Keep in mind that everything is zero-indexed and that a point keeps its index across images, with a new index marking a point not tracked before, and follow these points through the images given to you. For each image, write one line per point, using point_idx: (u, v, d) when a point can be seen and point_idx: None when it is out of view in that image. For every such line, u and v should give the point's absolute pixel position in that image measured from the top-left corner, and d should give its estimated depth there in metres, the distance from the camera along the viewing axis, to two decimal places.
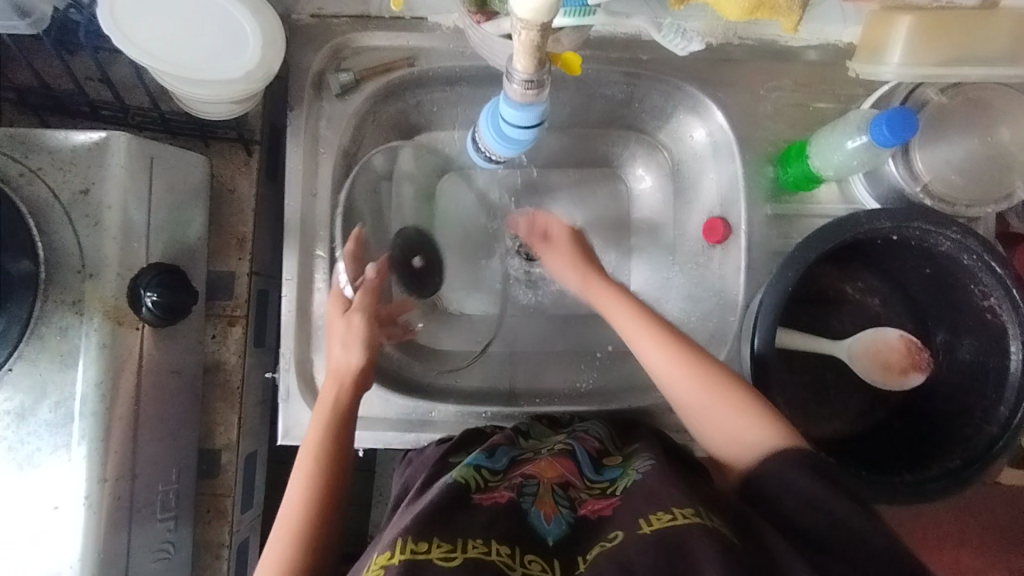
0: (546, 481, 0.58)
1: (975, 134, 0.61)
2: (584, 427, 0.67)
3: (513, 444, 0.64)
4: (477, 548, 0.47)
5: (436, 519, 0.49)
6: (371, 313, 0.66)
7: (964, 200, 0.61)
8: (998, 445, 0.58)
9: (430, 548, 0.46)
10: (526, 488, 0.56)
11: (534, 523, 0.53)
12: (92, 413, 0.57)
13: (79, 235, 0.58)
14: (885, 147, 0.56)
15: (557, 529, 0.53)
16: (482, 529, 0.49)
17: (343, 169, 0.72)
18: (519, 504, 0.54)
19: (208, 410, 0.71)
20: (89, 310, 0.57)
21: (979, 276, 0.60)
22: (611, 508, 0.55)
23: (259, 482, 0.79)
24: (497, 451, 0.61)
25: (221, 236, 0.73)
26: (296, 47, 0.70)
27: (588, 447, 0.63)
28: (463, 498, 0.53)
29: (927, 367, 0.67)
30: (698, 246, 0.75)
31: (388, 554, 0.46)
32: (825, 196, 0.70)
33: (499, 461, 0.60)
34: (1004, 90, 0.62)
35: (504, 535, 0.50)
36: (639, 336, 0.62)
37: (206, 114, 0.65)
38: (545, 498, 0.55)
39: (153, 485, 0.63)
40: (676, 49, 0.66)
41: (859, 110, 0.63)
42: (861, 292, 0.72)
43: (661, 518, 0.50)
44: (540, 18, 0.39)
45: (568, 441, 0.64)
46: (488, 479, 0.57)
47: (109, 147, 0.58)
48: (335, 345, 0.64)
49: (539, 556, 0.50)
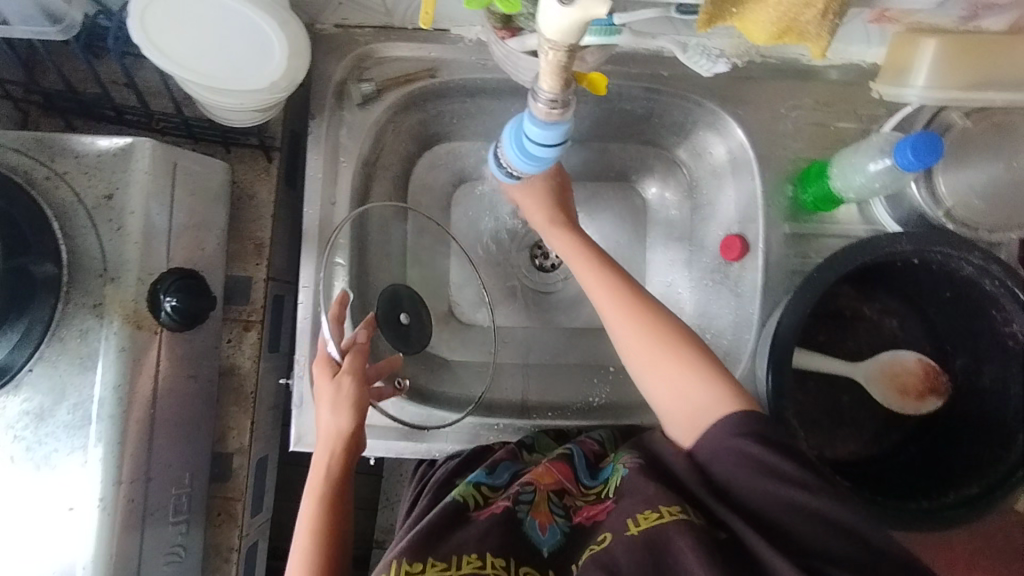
0: (542, 488, 0.59)
1: (1001, 158, 0.60)
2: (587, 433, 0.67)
3: (517, 459, 0.64)
4: (472, 564, 0.49)
5: (432, 538, 0.51)
6: (362, 376, 0.60)
7: (987, 224, 0.61)
8: (1017, 473, 0.58)
9: (425, 568, 0.48)
10: (523, 496, 0.57)
11: (529, 535, 0.54)
12: (109, 416, 0.57)
13: (102, 239, 0.59)
14: (909, 171, 0.55)
15: (551, 538, 0.55)
16: (476, 544, 0.51)
17: (362, 177, 0.72)
18: (514, 513, 0.55)
19: (222, 413, 0.72)
20: (109, 313, 0.58)
21: (1001, 302, 0.59)
22: (604, 512, 0.55)
23: (269, 486, 0.80)
24: (499, 467, 0.62)
25: (239, 241, 0.73)
26: (319, 55, 0.70)
27: (585, 450, 0.63)
28: (461, 516, 0.55)
29: (945, 391, 0.67)
30: (714, 262, 0.74)
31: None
32: (844, 216, 0.70)
33: (500, 475, 0.61)
34: None
35: (498, 548, 0.51)
36: (606, 299, 0.62)
37: (229, 122, 0.65)
38: (540, 506, 0.57)
39: (166, 488, 0.64)
40: (700, 70, 0.64)
41: (881, 132, 0.62)
42: (879, 313, 0.71)
43: (649, 516, 0.50)
44: (569, 41, 0.39)
45: (567, 445, 0.64)
46: (487, 494, 0.59)
47: (134, 153, 0.59)
48: (320, 407, 0.59)
49: (533, 568, 0.52)
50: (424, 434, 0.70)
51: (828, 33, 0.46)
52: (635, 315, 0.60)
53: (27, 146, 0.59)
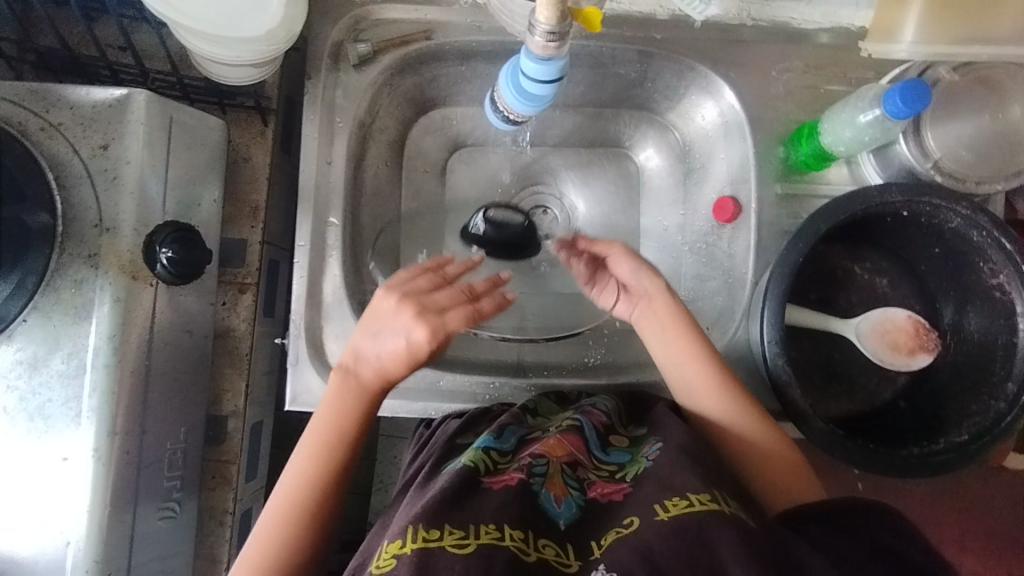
0: (556, 461, 0.58)
1: (987, 112, 0.61)
2: (591, 401, 0.67)
3: (521, 423, 0.64)
4: (490, 535, 0.48)
5: (448, 506, 0.50)
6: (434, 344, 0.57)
7: (974, 176, 0.61)
8: (1004, 421, 0.58)
9: (442, 536, 0.47)
10: (537, 468, 0.56)
11: (544, 508, 0.53)
12: (104, 366, 0.57)
13: (97, 191, 0.58)
14: (899, 119, 0.56)
15: (567, 511, 0.54)
16: (494, 516, 0.50)
17: (358, 139, 0.73)
18: (529, 486, 0.55)
19: (217, 376, 0.72)
20: (104, 264, 0.58)
21: (988, 254, 0.60)
22: (622, 493, 0.56)
23: (263, 452, 0.79)
24: (505, 431, 0.62)
25: (235, 203, 0.73)
26: (316, 17, 0.71)
27: (594, 422, 0.63)
28: (474, 483, 0.54)
29: (935, 348, 0.67)
30: (708, 225, 0.75)
31: (399, 542, 0.47)
32: (835, 176, 0.71)
33: (507, 440, 0.61)
34: (1015, 69, 0.62)
35: (517, 520, 0.50)
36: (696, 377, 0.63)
37: (225, 80, 0.65)
38: (555, 480, 0.56)
39: (161, 445, 0.63)
40: (696, 16, 0.71)
41: (870, 87, 0.63)
42: (869, 273, 0.72)
43: (678, 503, 0.51)
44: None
45: (575, 417, 0.64)
46: (497, 461, 0.58)
47: (130, 106, 0.59)
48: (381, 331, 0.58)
49: (553, 541, 0.51)
50: (420, 394, 0.70)
51: None
52: (719, 388, 0.62)
53: (21, 97, 0.59)
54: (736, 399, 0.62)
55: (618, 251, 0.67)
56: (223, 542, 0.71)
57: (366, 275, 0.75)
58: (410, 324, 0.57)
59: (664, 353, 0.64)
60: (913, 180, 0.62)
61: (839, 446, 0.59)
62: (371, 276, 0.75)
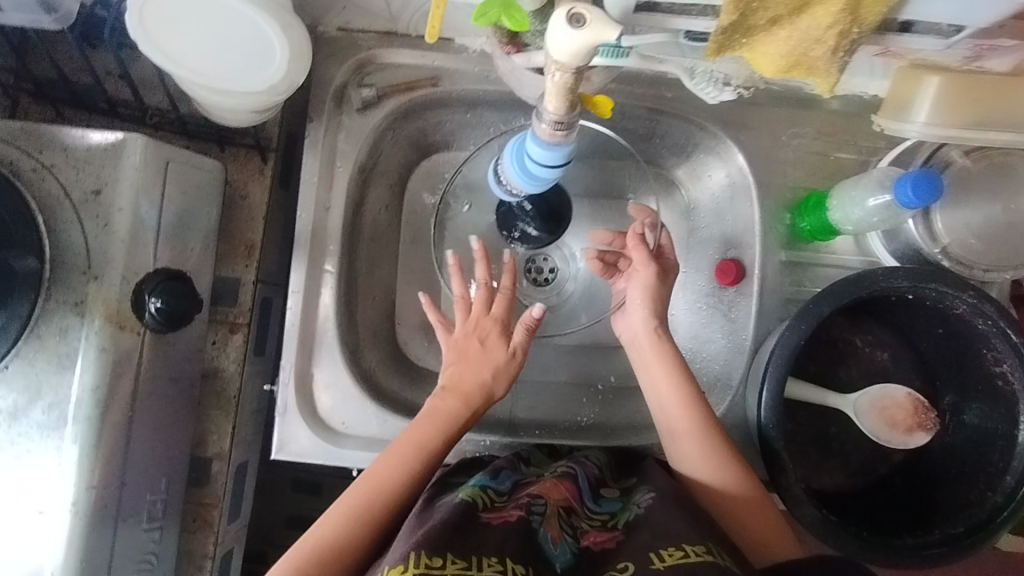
0: (551, 504, 0.57)
1: (998, 199, 0.60)
2: (584, 454, 0.66)
3: (515, 469, 0.63)
4: (493, 567, 0.48)
5: (450, 537, 0.49)
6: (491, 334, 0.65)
7: (982, 263, 0.60)
8: (1000, 516, 0.58)
9: (445, 564, 0.47)
10: (535, 508, 0.56)
11: (542, 546, 0.52)
12: (85, 418, 0.56)
13: (87, 236, 0.57)
14: (909, 208, 0.55)
15: (563, 553, 0.53)
16: (497, 548, 0.49)
17: (358, 183, 0.71)
18: (528, 523, 0.54)
19: (203, 417, 0.70)
20: (91, 312, 0.56)
21: (992, 343, 0.59)
22: (615, 540, 0.55)
23: (247, 491, 0.78)
24: (501, 474, 0.61)
25: (229, 241, 0.72)
26: (321, 58, 0.70)
27: (587, 474, 0.63)
28: (472, 518, 0.53)
29: (934, 428, 0.66)
30: (710, 286, 0.74)
31: (401, 567, 0.46)
32: (841, 246, 0.70)
33: (503, 483, 0.60)
34: None
35: (518, 552, 0.50)
36: (673, 407, 0.62)
37: (225, 121, 0.64)
38: (552, 521, 0.55)
39: (141, 494, 0.62)
40: (706, 96, 0.65)
41: (881, 167, 0.63)
42: (870, 345, 0.71)
43: (673, 554, 0.51)
44: (576, 62, 0.39)
45: (568, 466, 0.64)
46: (494, 500, 0.57)
47: (125, 150, 0.58)
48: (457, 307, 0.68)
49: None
50: None
51: (838, 72, 0.46)
52: (709, 447, 0.61)
53: (14, 136, 0.58)
54: (725, 454, 0.61)
55: (646, 274, 0.65)
56: None
57: (360, 320, 0.73)
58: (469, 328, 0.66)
59: (660, 410, 0.63)
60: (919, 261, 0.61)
61: (831, 533, 0.58)
62: (365, 321, 0.74)
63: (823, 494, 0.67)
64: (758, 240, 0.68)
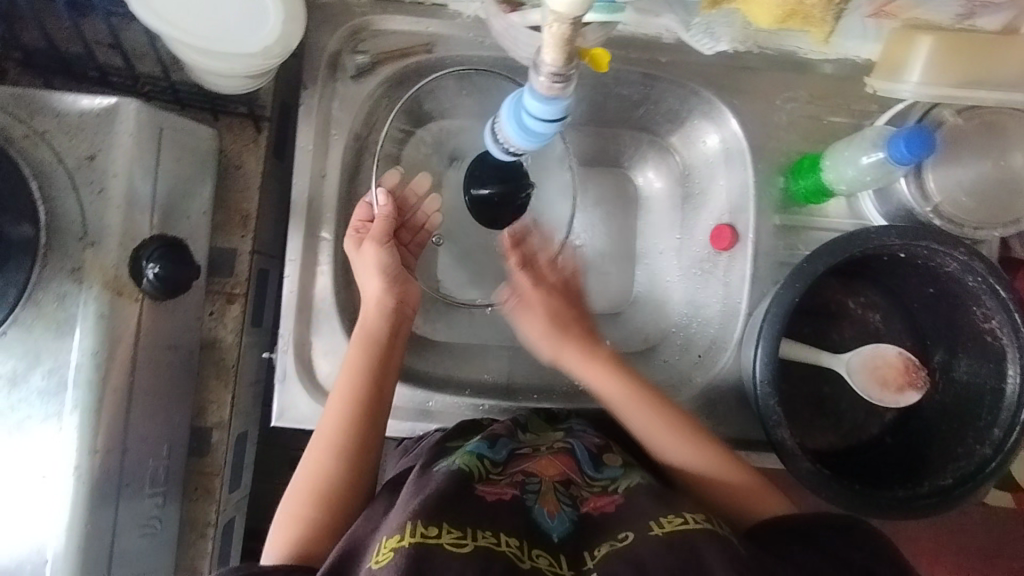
0: (547, 478, 0.59)
1: (990, 156, 0.61)
2: (582, 427, 0.67)
3: (512, 436, 0.63)
4: (487, 539, 0.49)
5: (445, 509, 0.50)
6: (377, 236, 0.68)
7: (972, 222, 0.61)
8: (988, 467, 0.59)
9: (441, 534, 0.48)
10: (529, 486, 0.57)
11: (539, 520, 0.54)
12: (86, 383, 0.56)
13: (82, 202, 0.57)
14: (902, 165, 0.56)
15: (560, 525, 0.54)
16: (492, 522, 0.51)
17: (353, 152, 0.71)
18: (523, 501, 0.55)
19: (202, 387, 0.71)
20: (88, 278, 0.56)
21: (982, 299, 0.60)
22: (614, 505, 0.56)
23: (247, 461, 0.79)
24: (498, 441, 0.61)
25: (225, 212, 0.72)
26: (314, 24, 0.69)
27: (587, 443, 0.64)
28: (470, 489, 0.54)
29: (923, 386, 0.67)
30: (704, 252, 0.74)
31: (398, 536, 0.47)
32: (834, 210, 0.71)
33: (500, 451, 0.60)
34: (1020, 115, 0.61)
35: (512, 528, 0.52)
36: (636, 411, 0.63)
37: (218, 88, 0.64)
38: (548, 495, 0.57)
39: (144, 460, 0.62)
40: (702, 47, 0.66)
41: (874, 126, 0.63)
42: (862, 307, 0.72)
43: (672, 520, 0.52)
44: (572, 17, 0.39)
45: (566, 438, 0.65)
46: (490, 471, 0.58)
47: (118, 116, 0.58)
48: (360, 268, 0.67)
49: (546, 551, 0.51)
50: (409, 413, 0.69)
51: (832, 19, 0.50)
52: (683, 434, 0.62)
53: (4, 102, 0.57)
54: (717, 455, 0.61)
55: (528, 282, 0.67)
56: (204, 555, 0.70)
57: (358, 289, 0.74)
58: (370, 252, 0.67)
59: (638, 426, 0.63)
60: (911, 221, 0.62)
61: (822, 487, 0.59)
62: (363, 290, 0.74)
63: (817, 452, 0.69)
64: (753, 205, 0.69)
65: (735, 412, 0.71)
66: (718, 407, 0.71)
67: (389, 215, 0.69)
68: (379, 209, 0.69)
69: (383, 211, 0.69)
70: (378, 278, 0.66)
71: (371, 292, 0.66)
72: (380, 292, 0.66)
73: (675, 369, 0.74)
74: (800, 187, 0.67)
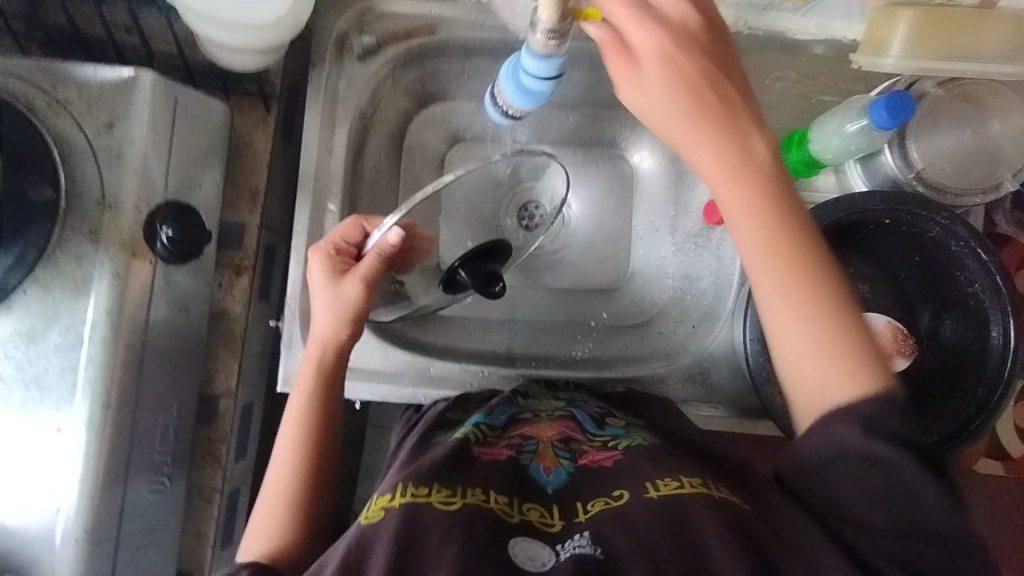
0: (546, 439, 0.60)
1: (969, 126, 0.63)
2: (585, 397, 0.68)
3: (512, 405, 0.66)
4: (476, 496, 0.49)
5: (438, 473, 0.50)
6: (368, 281, 0.61)
7: (954, 188, 0.64)
8: (973, 423, 0.61)
9: (430, 493, 0.47)
10: (526, 446, 0.58)
11: (534, 476, 0.55)
12: (101, 339, 0.58)
13: (101, 168, 0.60)
14: (885, 129, 0.58)
15: (556, 478, 0.55)
16: (483, 482, 0.51)
17: (358, 129, 0.74)
18: (518, 460, 0.56)
19: (211, 356, 0.73)
20: (105, 240, 0.59)
21: (965, 264, 0.63)
22: (613, 459, 0.56)
23: (252, 433, 0.81)
24: (496, 411, 0.64)
25: (235, 187, 0.74)
26: (322, 7, 0.72)
27: (590, 411, 0.65)
28: (464, 452, 0.55)
29: (911, 353, 0.68)
30: (698, 227, 0.76)
31: (387, 497, 0.48)
32: (822, 184, 0.72)
33: (499, 418, 0.63)
34: (998, 87, 0.64)
35: (502, 488, 0.51)
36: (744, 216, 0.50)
37: (229, 65, 0.67)
38: (546, 453, 0.58)
39: (155, 418, 0.64)
40: None
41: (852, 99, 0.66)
42: (853, 279, 0.72)
43: (669, 484, 0.50)
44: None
45: (567, 407, 0.66)
46: (487, 435, 0.59)
47: (136, 86, 0.60)
48: (313, 296, 0.62)
49: (538, 504, 0.52)
50: (409, 380, 0.71)
51: None
52: (805, 287, 0.49)
53: (29, 73, 0.60)
54: (817, 280, 0.49)
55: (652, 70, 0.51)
56: (210, 520, 0.72)
57: None
58: (348, 288, 0.61)
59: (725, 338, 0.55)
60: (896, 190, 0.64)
61: None
62: None
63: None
64: None
65: (731, 380, 0.73)
66: (711, 376, 0.72)
67: (386, 259, 0.61)
68: (374, 248, 0.60)
69: (381, 252, 0.60)
70: (330, 313, 0.61)
71: (322, 324, 0.62)
72: (334, 325, 0.62)
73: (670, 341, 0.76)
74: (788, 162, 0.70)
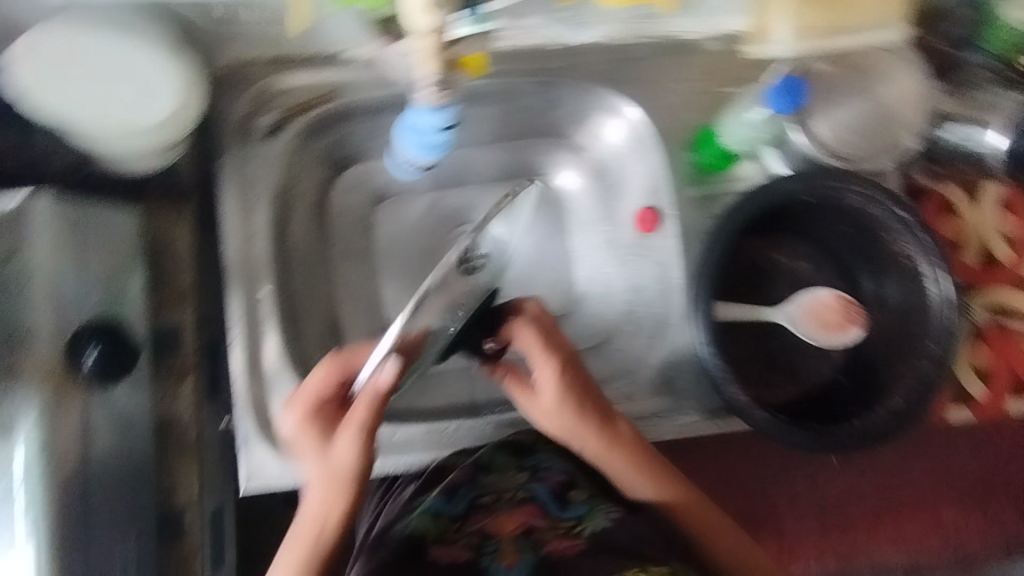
0: (506, 534, 0.61)
1: (860, 95, 0.66)
2: (548, 463, 0.70)
3: (472, 483, 0.67)
4: None
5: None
6: (366, 429, 0.58)
7: (861, 155, 0.66)
8: (932, 378, 0.62)
9: None
10: (487, 547, 0.60)
11: None
12: (34, 473, 0.58)
13: (10, 303, 0.60)
14: (785, 112, 0.62)
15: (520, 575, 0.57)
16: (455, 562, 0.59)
17: (278, 207, 0.73)
18: (477, 561, 0.59)
19: (167, 470, 0.69)
20: (24, 373, 0.60)
21: (889, 225, 0.65)
22: (578, 549, 0.59)
23: (228, 537, 0.77)
24: (456, 494, 0.67)
25: (162, 290, 0.72)
26: (217, 94, 0.71)
27: (550, 484, 0.67)
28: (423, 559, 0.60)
29: (863, 320, 0.71)
30: (632, 239, 0.76)
31: None
32: (742, 173, 0.74)
33: (458, 503, 0.66)
34: (881, 54, 0.67)
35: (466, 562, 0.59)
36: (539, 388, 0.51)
37: (128, 172, 0.65)
38: (506, 550, 0.59)
39: (109, 535, 0.65)
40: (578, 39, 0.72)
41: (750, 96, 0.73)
42: (790, 259, 0.74)
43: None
44: (438, 24, 0.49)
45: (530, 482, 0.67)
46: (447, 529, 0.64)
47: (31, 217, 0.61)
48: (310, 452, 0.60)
49: None
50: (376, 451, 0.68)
51: None
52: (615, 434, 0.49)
53: None
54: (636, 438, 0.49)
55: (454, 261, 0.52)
56: None
57: (305, 341, 0.75)
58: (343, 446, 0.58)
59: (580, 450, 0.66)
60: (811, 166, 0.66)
61: (783, 432, 0.61)
62: (311, 340, 0.76)
63: (779, 405, 0.71)
64: (667, 184, 0.73)
65: (696, 382, 0.72)
66: (677, 382, 0.72)
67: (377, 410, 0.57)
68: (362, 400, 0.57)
69: (371, 400, 0.57)
70: (322, 474, 0.59)
71: (313, 491, 0.60)
72: (328, 493, 0.59)
73: (629, 353, 0.76)
74: (705, 158, 0.73)
